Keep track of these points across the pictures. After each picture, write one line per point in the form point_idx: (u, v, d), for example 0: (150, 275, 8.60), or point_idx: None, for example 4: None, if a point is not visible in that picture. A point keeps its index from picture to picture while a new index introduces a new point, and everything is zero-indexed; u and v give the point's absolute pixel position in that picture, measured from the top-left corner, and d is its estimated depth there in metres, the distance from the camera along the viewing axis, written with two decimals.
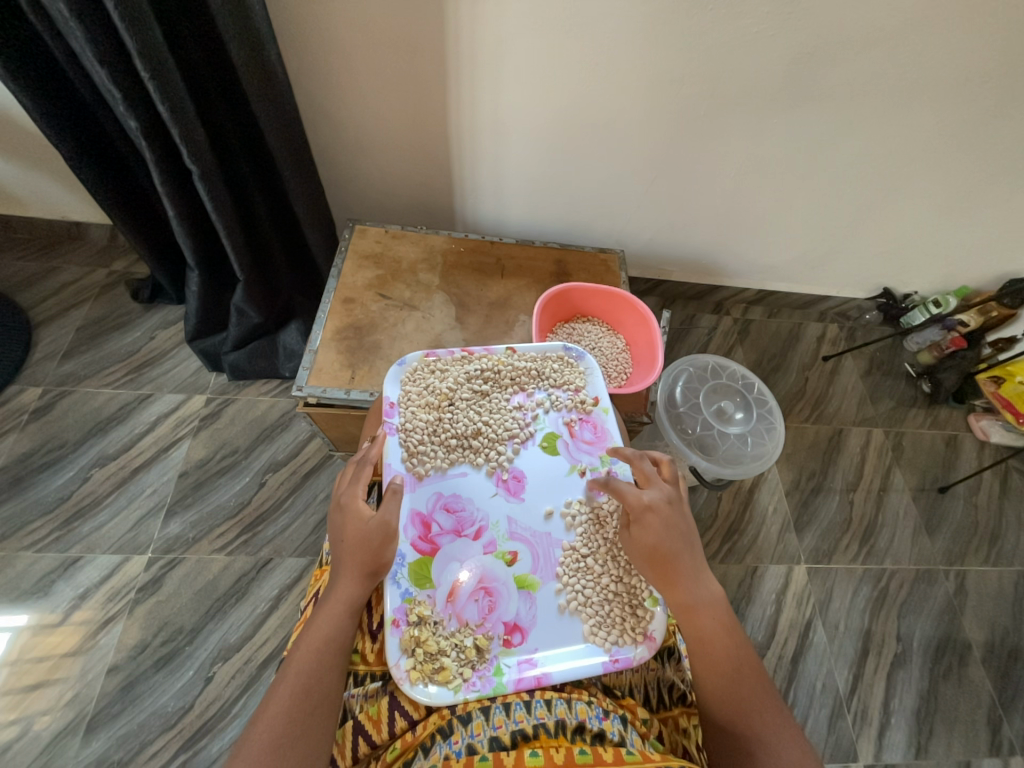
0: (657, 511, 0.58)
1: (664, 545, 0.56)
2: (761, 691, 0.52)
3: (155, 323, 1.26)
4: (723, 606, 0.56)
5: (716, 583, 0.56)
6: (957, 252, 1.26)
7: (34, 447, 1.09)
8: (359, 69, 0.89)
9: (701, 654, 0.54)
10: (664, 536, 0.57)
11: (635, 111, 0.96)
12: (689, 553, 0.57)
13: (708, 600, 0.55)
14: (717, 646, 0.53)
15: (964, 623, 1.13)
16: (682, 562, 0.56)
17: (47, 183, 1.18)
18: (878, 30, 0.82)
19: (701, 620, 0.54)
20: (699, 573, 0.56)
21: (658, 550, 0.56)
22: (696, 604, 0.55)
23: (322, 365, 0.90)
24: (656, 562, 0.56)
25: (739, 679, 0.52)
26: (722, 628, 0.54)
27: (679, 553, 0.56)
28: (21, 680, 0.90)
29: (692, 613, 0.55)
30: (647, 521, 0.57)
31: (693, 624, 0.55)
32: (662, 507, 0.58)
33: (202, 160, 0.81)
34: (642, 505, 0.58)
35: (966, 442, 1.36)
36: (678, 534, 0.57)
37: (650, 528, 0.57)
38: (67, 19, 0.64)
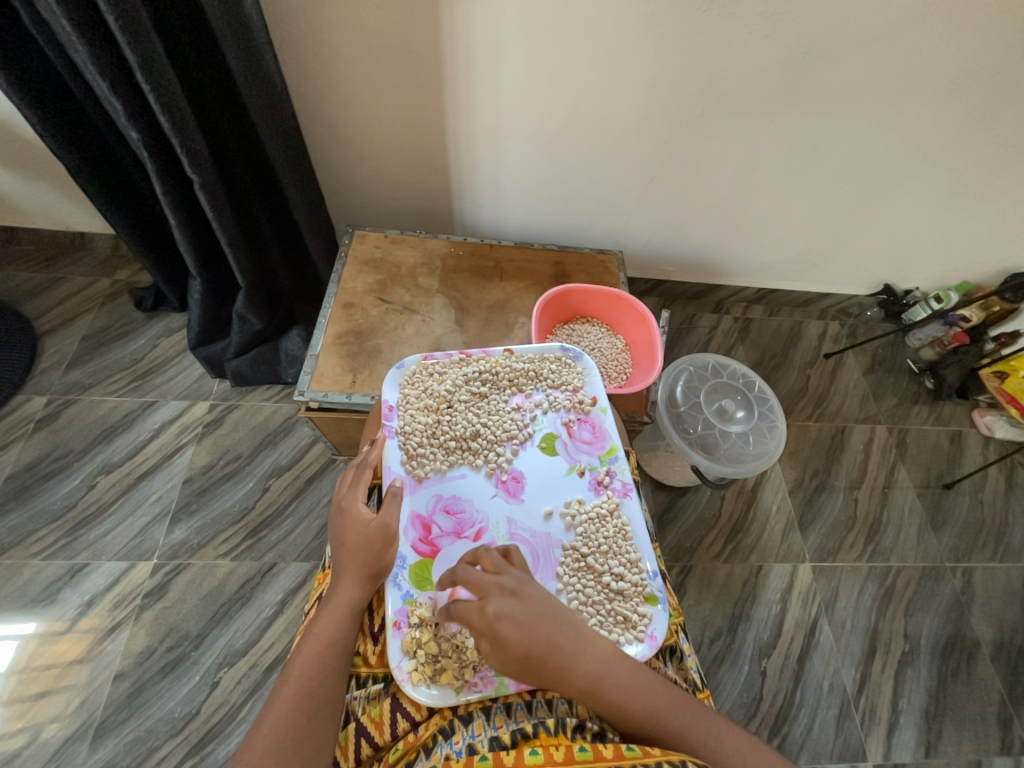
0: (506, 616, 0.48)
1: (533, 650, 0.48)
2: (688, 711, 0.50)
3: (159, 331, 1.27)
4: (617, 661, 0.50)
5: (602, 652, 0.50)
6: (957, 247, 1.26)
7: (40, 456, 1.10)
8: (357, 77, 0.90)
9: (625, 723, 0.49)
10: (528, 640, 0.48)
11: (631, 113, 0.97)
12: (560, 637, 0.49)
13: (604, 674, 0.49)
14: (635, 709, 0.49)
15: (971, 620, 1.12)
16: (559, 652, 0.48)
17: (52, 194, 1.20)
18: (872, 28, 0.83)
19: (608, 696, 0.48)
20: (581, 650, 0.49)
21: (529, 659, 0.47)
22: (597, 684, 0.48)
23: (323, 370, 0.91)
24: (534, 669, 0.48)
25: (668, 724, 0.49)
26: (629, 687, 0.49)
27: (553, 645, 0.48)
28: (30, 688, 0.90)
29: (598, 697, 0.48)
30: (502, 634, 0.47)
31: (603, 704, 0.48)
32: (513, 605, 0.49)
33: (204, 169, 0.82)
34: (489, 618, 0.48)
35: (970, 438, 1.35)
36: (539, 625, 0.48)
37: (507, 639, 0.47)
38: (69, 34, 0.65)
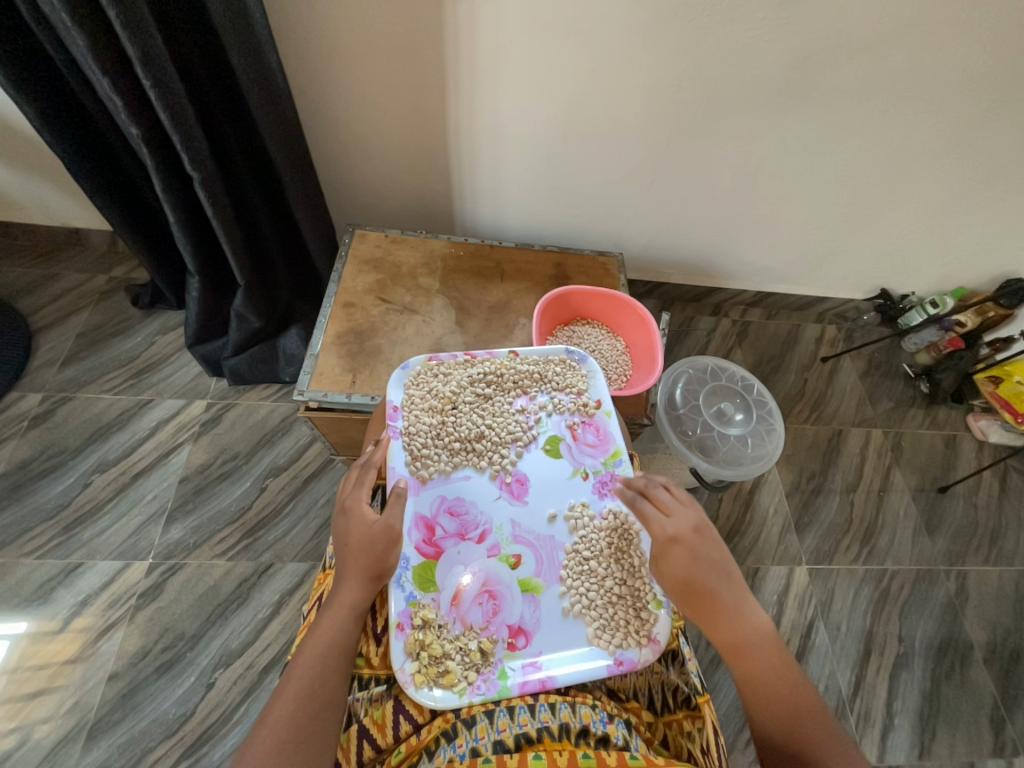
0: (683, 544, 0.55)
1: (699, 582, 0.55)
2: (815, 720, 0.52)
3: (156, 328, 1.26)
4: (769, 638, 0.54)
5: (759, 616, 0.55)
6: (952, 253, 1.27)
7: (34, 454, 1.09)
8: (360, 76, 0.90)
9: (752, 692, 0.54)
10: (695, 570, 0.55)
11: (632, 115, 0.97)
12: (725, 586, 0.55)
13: (753, 636, 0.54)
14: (768, 683, 0.53)
15: (965, 623, 1.13)
16: (718, 595, 0.55)
17: (48, 189, 1.19)
18: (871, 36, 0.83)
19: (749, 657, 0.54)
20: (739, 607, 0.55)
21: (692, 586, 0.55)
22: (743, 639, 0.54)
23: (324, 369, 0.91)
24: (692, 599, 0.55)
25: (792, 714, 0.52)
26: (770, 662, 0.53)
27: (716, 588, 0.55)
28: (21, 689, 0.89)
29: (738, 650, 0.54)
30: (674, 556, 0.55)
31: (741, 660, 0.54)
32: (689, 539, 0.56)
33: (205, 167, 0.81)
34: (667, 539, 0.56)
35: (964, 442, 1.36)
36: (709, 569, 0.55)
37: (678, 563, 0.55)
38: (70, 29, 0.65)
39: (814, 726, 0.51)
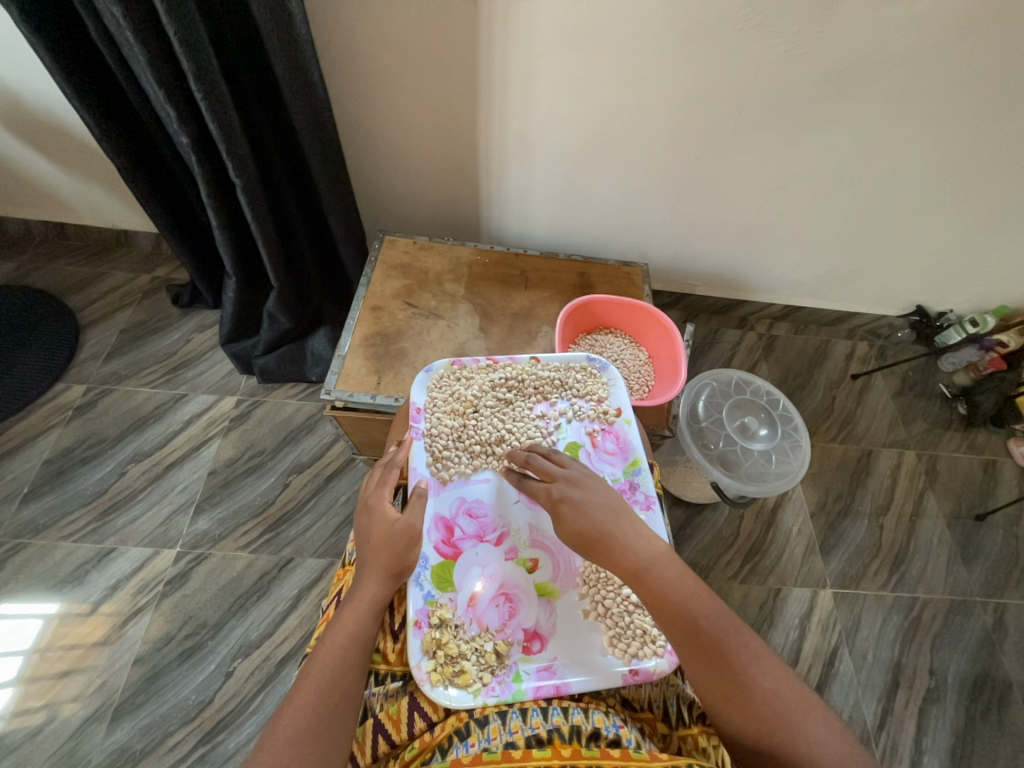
0: (568, 498, 0.58)
1: (590, 524, 0.55)
2: (727, 628, 0.48)
3: (192, 326, 1.31)
4: (666, 558, 0.52)
5: (655, 540, 0.54)
6: (995, 271, 1.23)
7: (76, 442, 1.14)
8: (395, 87, 0.93)
9: (661, 615, 0.49)
10: (584, 518, 0.56)
11: (662, 127, 0.98)
12: (615, 521, 0.55)
13: (651, 558, 0.52)
14: (676, 604, 0.49)
15: (1003, 659, 1.07)
16: (610, 533, 0.54)
17: (100, 193, 1.26)
18: (910, 49, 0.82)
19: (651, 581, 0.51)
20: (631, 536, 0.54)
21: (584, 532, 0.55)
22: (641, 565, 0.52)
23: (349, 370, 0.93)
24: (587, 544, 0.55)
25: (706, 627, 0.48)
26: (671, 580, 0.50)
27: (606, 525, 0.55)
28: (53, 666, 0.93)
29: (639, 576, 0.51)
30: (562, 514, 0.57)
31: (644, 586, 0.51)
32: (572, 493, 0.59)
33: (247, 174, 0.85)
34: (554, 500, 0.59)
35: (1005, 468, 1.30)
36: (598, 512, 0.56)
37: (569, 517, 0.57)
38: (132, 44, 0.69)
39: (726, 635, 0.47)
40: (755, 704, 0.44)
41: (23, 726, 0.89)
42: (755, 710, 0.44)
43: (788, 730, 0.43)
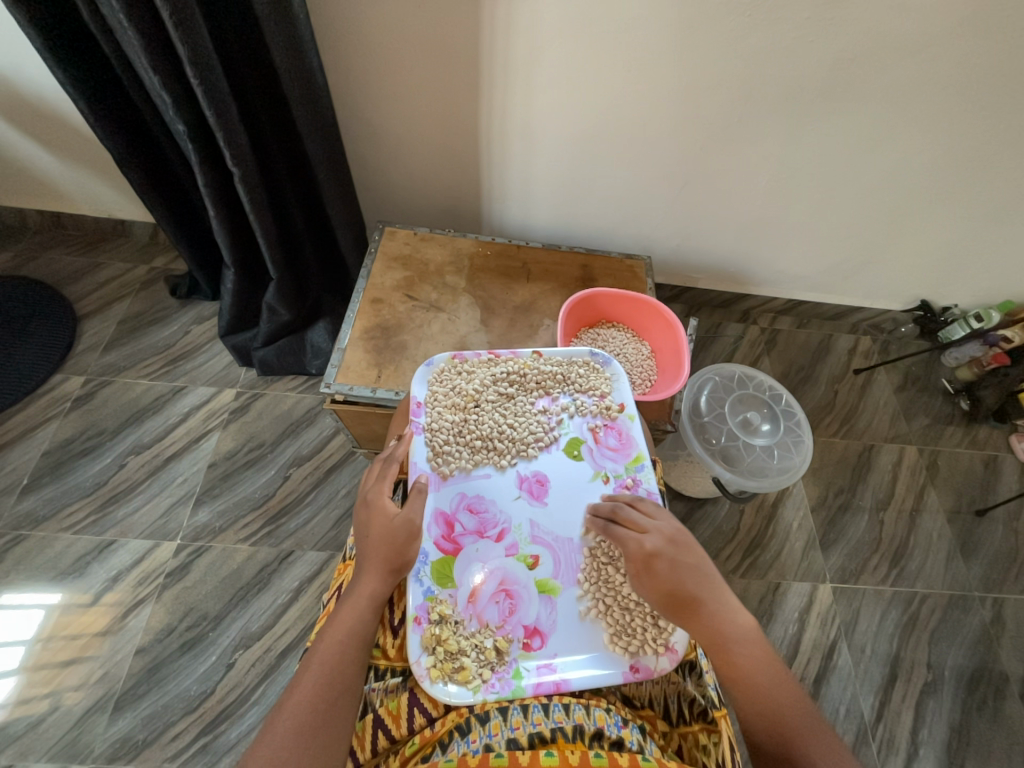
0: (663, 557, 0.57)
1: (683, 586, 0.56)
2: (805, 721, 0.51)
3: (191, 318, 1.30)
4: (754, 637, 0.54)
5: (744, 616, 0.55)
6: (1001, 265, 1.21)
7: (75, 434, 1.14)
8: (395, 75, 0.91)
9: (741, 691, 0.53)
10: (678, 581, 0.56)
11: (667, 116, 0.96)
12: (709, 590, 0.56)
13: (737, 635, 0.54)
14: (757, 684, 0.52)
15: (1000, 654, 1.07)
16: (703, 604, 0.55)
17: (97, 182, 1.25)
18: (923, 36, 0.80)
19: (735, 656, 0.53)
20: (724, 608, 0.55)
21: (676, 595, 0.56)
22: (727, 640, 0.54)
23: (350, 363, 0.92)
24: (677, 605, 0.56)
25: (782, 712, 0.51)
26: (757, 662, 0.53)
27: (700, 594, 0.56)
28: (55, 656, 0.93)
29: (724, 649, 0.54)
30: (656, 571, 0.56)
31: (727, 660, 0.54)
32: (666, 549, 0.57)
33: (244, 163, 0.83)
34: (647, 555, 0.57)
35: (1006, 464, 1.30)
36: (692, 575, 0.56)
37: (663, 575, 0.56)
38: (125, 27, 0.67)
39: (804, 727, 0.50)
40: None
41: (26, 716, 0.89)
42: None
43: None
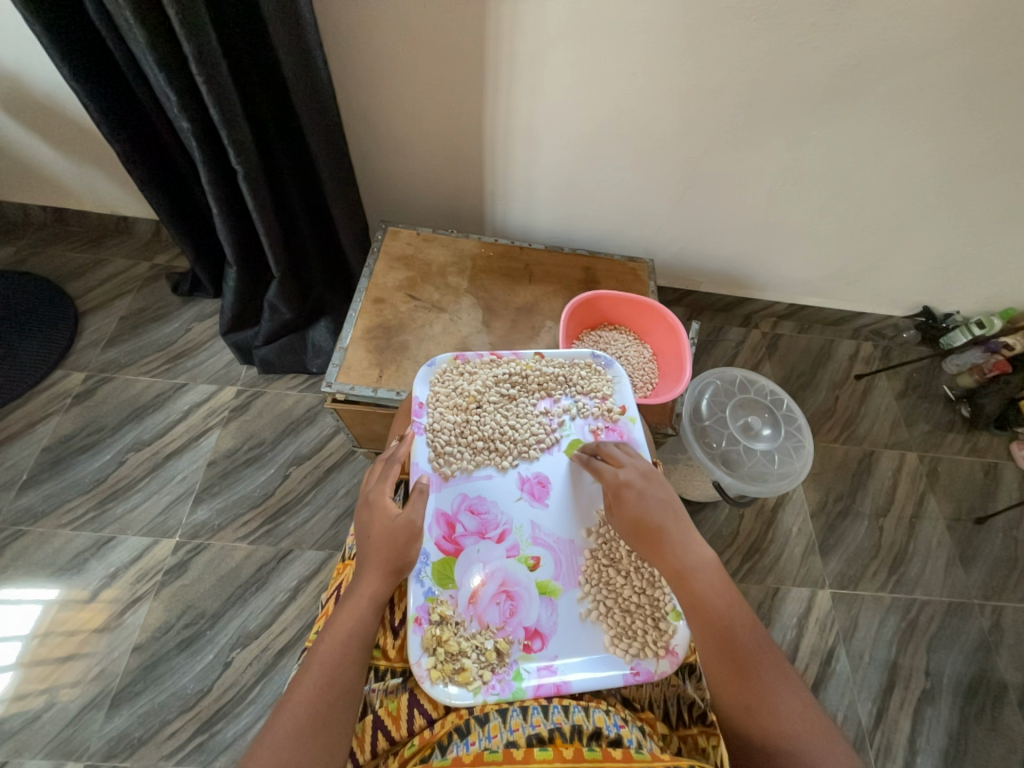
0: (634, 486, 0.60)
1: (649, 514, 0.58)
2: (758, 648, 0.51)
3: (192, 315, 1.30)
4: (715, 568, 0.56)
5: (706, 549, 0.57)
6: (1004, 273, 1.21)
7: (75, 430, 1.14)
8: (400, 75, 0.92)
9: (697, 617, 0.54)
10: (645, 509, 0.58)
11: (672, 120, 0.96)
12: (674, 521, 0.58)
13: (697, 564, 0.55)
14: (714, 611, 0.53)
15: (999, 661, 1.07)
16: (667, 532, 0.57)
17: (101, 179, 1.25)
18: (928, 43, 0.80)
19: (694, 583, 0.55)
20: (688, 539, 0.57)
21: (642, 523, 0.58)
22: (688, 569, 0.55)
23: (351, 362, 0.92)
24: (643, 534, 0.58)
25: (736, 636, 0.52)
26: (715, 589, 0.54)
27: (665, 524, 0.58)
28: (52, 653, 0.93)
29: (684, 576, 0.55)
30: (625, 498, 0.59)
31: (686, 587, 0.55)
32: (638, 482, 0.60)
33: (249, 161, 0.84)
34: (619, 484, 0.61)
35: (1006, 472, 1.30)
36: (659, 505, 0.59)
37: (631, 502, 0.59)
38: (132, 25, 0.68)
39: (755, 653, 0.51)
40: (777, 725, 0.48)
41: (22, 712, 0.89)
42: (774, 730, 0.47)
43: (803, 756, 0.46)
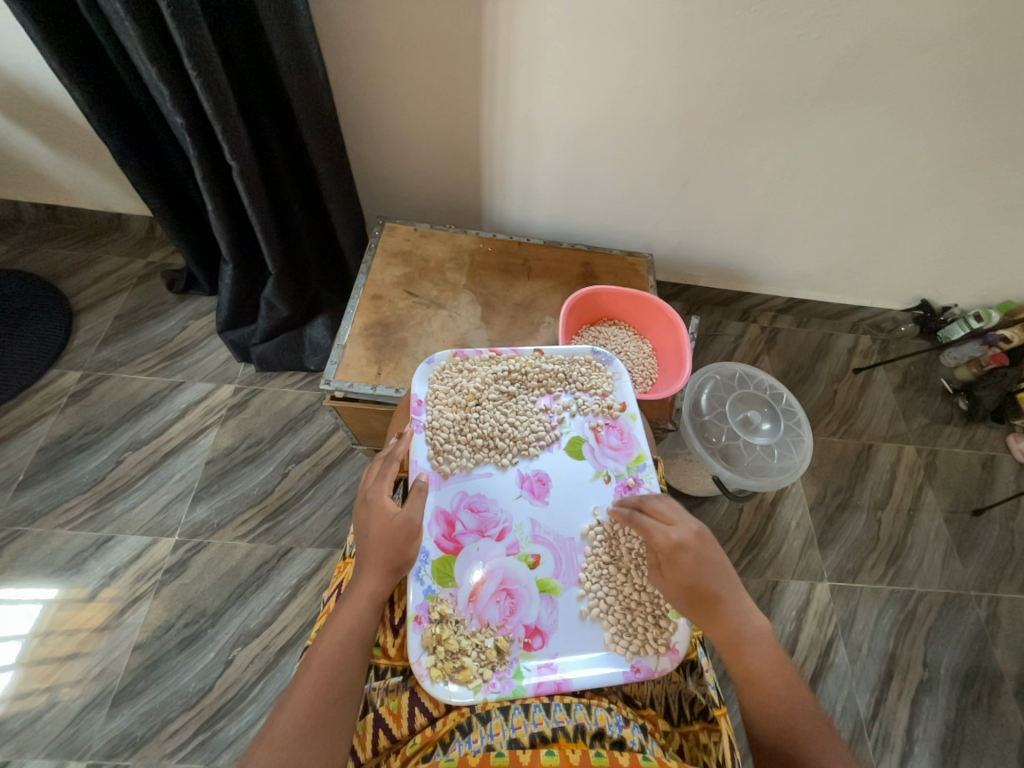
0: (688, 549, 0.56)
1: (703, 581, 0.55)
2: (817, 733, 0.50)
3: (188, 313, 1.29)
4: (770, 641, 0.54)
5: (761, 619, 0.55)
6: (1002, 265, 1.21)
7: (71, 430, 1.13)
8: (396, 69, 0.90)
9: (753, 696, 0.52)
10: (700, 576, 0.55)
11: (671, 113, 0.95)
12: (728, 590, 0.55)
13: (753, 637, 0.54)
14: (771, 689, 0.51)
15: (995, 652, 1.08)
16: (722, 602, 0.55)
17: (94, 176, 1.23)
18: (928, 35, 0.80)
19: (749, 657, 0.53)
20: (741, 608, 0.55)
21: (696, 590, 0.55)
22: (743, 641, 0.53)
23: (350, 360, 0.92)
24: (695, 600, 0.55)
25: (795, 719, 0.50)
26: (772, 665, 0.52)
27: (719, 592, 0.55)
28: (52, 653, 0.93)
29: (739, 650, 0.53)
30: (679, 562, 0.56)
31: (740, 661, 0.53)
32: (693, 543, 0.57)
33: (243, 157, 0.83)
34: (672, 545, 0.57)
35: (1003, 464, 1.31)
36: (714, 571, 0.56)
37: (685, 566, 0.56)
38: (122, 18, 0.66)
39: (816, 739, 0.49)
40: None
41: (23, 712, 0.89)
42: None
43: None
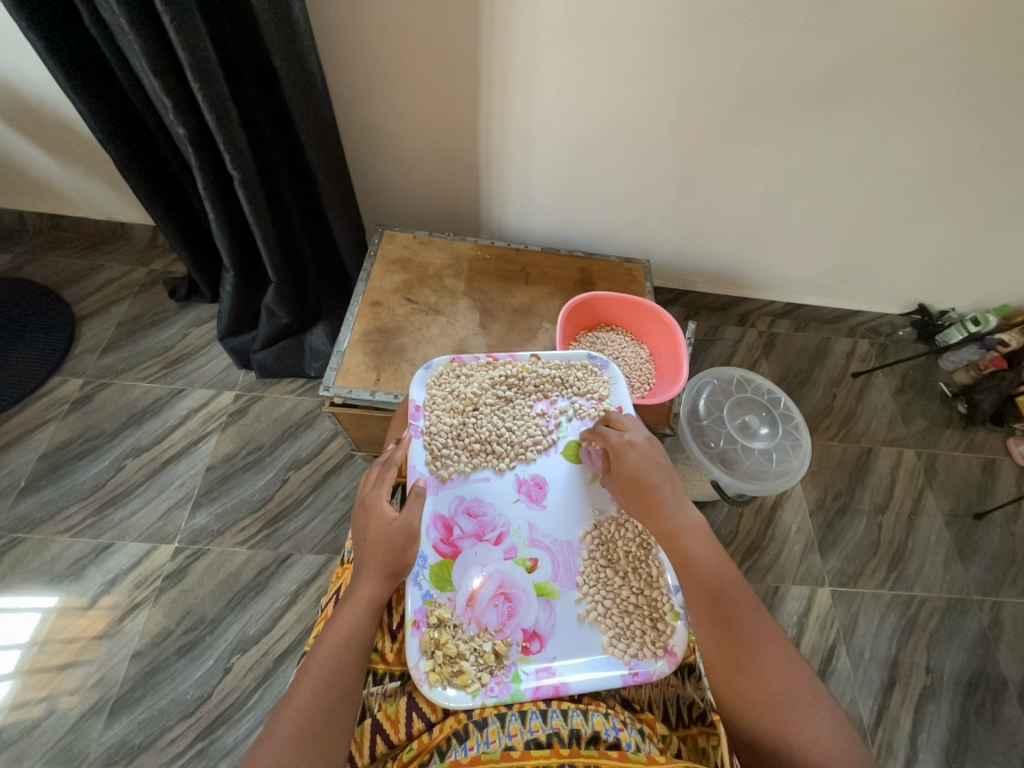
0: (636, 448, 0.63)
1: (646, 473, 0.61)
2: (745, 608, 0.53)
3: (190, 321, 1.30)
4: (704, 531, 0.58)
5: (697, 512, 0.59)
6: (998, 269, 1.22)
7: (72, 437, 1.14)
8: (395, 79, 0.92)
9: (688, 579, 0.56)
10: (643, 469, 0.62)
11: (667, 120, 0.96)
12: (669, 484, 0.61)
13: (689, 526, 0.58)
14: (702, 571, 0.56)
15: (998, 657, 1.07)
16: (660, 493, 0.60)
17: (97, 185, 1.25)
18: (919, 42, 0.81)
19: (683, 543, 0.57)
20: (680, 502, 0.60)
21: (639, 481, 0.61)
22: (678, 530, 0.58)
23: (349, 366, 0.92)
24: (638, 492, 0.61)
25: (723, 594, 0.54)
26: (705, 549, 0.57)
27: (659, 485, 0.61)
28: (51, 660, 0.93)
29: (674, 537, 0.58)
30: (627, 457, 0.63)
31: (676, 547, 0.58)
32: (641, 445, 0.64)
33: (244, 165, 0.83)
34: (622, 444, 0.64)
35: (1004, 468, 1.30)
36: (656, 468, 0.62)
37: (631, 462, 0.62)
38: (126, 32, 0.68)
39: (742, 611, 0.53)
40: (764, 683, 0.49)
41: (21, 720, 0.88)
42: (761, 686, 0.49)
43: (786, 712, 0.48)
